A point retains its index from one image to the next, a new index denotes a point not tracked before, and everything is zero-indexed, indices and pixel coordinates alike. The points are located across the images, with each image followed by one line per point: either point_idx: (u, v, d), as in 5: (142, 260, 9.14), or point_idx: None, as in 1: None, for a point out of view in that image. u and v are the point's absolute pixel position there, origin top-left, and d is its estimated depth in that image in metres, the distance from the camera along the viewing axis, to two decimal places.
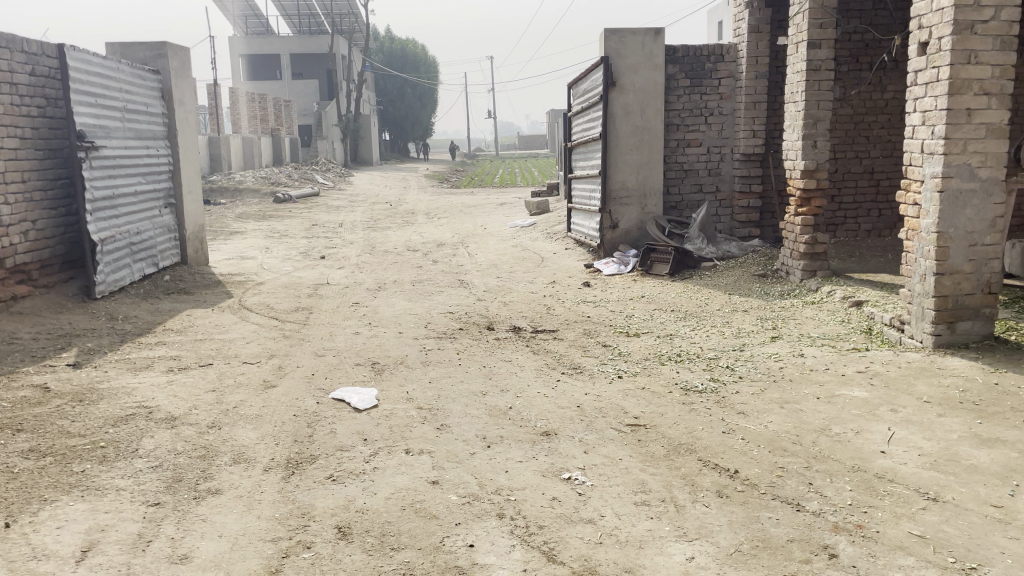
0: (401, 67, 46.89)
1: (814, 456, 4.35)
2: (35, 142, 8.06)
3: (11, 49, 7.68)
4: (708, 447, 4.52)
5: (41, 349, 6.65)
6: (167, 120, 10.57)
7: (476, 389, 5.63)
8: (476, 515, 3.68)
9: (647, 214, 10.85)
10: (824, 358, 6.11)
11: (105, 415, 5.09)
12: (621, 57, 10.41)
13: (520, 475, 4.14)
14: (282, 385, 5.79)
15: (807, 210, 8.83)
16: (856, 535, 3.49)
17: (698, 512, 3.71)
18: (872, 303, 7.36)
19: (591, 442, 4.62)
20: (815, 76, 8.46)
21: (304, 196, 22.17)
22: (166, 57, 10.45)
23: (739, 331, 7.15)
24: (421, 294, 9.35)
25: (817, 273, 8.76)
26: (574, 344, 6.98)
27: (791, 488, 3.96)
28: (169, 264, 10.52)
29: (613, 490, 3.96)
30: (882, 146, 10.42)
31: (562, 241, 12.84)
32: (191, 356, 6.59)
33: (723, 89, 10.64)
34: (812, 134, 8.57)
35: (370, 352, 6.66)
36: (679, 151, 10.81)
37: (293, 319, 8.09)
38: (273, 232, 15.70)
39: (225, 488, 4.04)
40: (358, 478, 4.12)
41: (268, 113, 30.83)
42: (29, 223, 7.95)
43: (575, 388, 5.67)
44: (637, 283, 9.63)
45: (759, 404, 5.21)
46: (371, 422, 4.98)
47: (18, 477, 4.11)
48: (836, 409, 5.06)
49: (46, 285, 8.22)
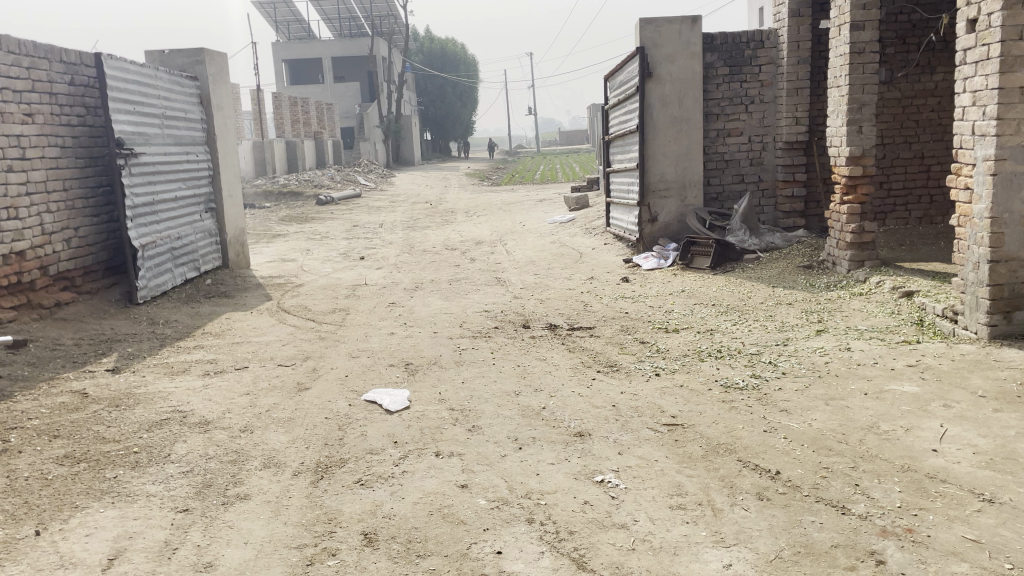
0: (441, 66, 46.97)
1: (861, 455, 4.14)
2: (75, 150, 8.19)
3: (50, 60, 7.82)
4: (748, 446, 4.35)
5: (83, 355, 6.74)
6: (206, 125, 10.69)
7: (510, 389, 5.53)
8: (505, 520, 3.58)
9: (687, 206, 10.62)
10: (872, 352, 5.86)
11: (140, 419, 5.11)
12: (657, 47, 10.21)
13: (552, 477, 4.02)
14: (316, 387, 5.76)
15: (854, 197, 8.51)
16: (905, 540, 3.29)
17: (736, 516, 3.55)
18: (924, 293, 7.05)
19: (626, 443, 4.48)
20: (859, 58, 8.16)
21: (345, 197, 22.35)
22: (204, 63, 10.58)
23: (783, 325, 6.92)
24: (458, 293, 9.27)
25: (865, 263, 8.45)
26: (611, 341, 6.83)
27: (836, 490, 3.77)
28: (210, 268, 10.64)
29: (647, 493, 3.81)
30: (932, 130, 10.05)
31: (602, 236, 12.66)
32: (228, 359, 6.61)
33: (764, 76, 10.35)
34: (857, 119, 8.26)
35: (404, 353, 6.60)
36: (719, 141, 10.56)
37: (330, 320, 8.08)
38: (315, 234, 15.82)
39: (254, 493, 4.01)
40: (387, 482, 4.04)
41: (309, 116, 31.11)
42: (72, 231, 8.09)
43: (611, 387, 5.53)
44: (677, 277, 9.42)
45: (803, 401, 5.01)
46: (402, 424, 4.90)
47: (52, 484, 4.13)
48: (885, 404, 4.83)
49: (89, 291, 8.36)
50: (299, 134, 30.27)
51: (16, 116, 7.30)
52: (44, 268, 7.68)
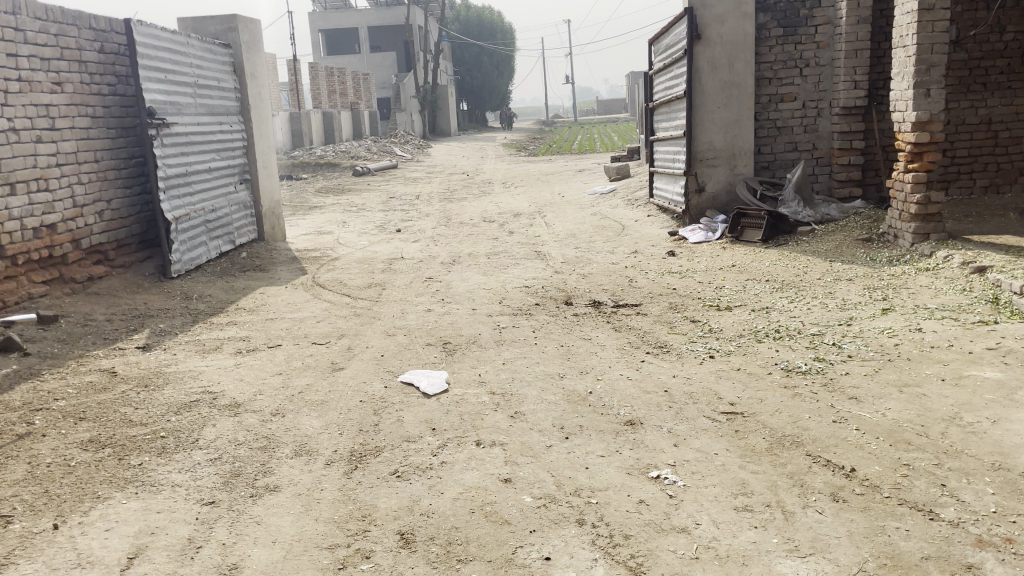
0: (478, 35, 46.20)
1: (944, 451, 3.75)
2: (107, 120, 7.98)
3: (77, 26, 7.59)
4: (818, 439, 3.98)
5: (114, 331, 6.57)
6: (240, 94, 10.46)
7: (554, 371, 5.22)
8: (554, 521, 3.28)
9: (737, 175, 10.15)
10: (946, 334, 5.40)
11: (169, 401, 4.90)
12: (707, 7, 9.69)
13: (603, 472, 3.70)
14: (351, 367, 5.51)
15: (920, 165, 7.94)
16: (1006, 552, 2.92)
17: (810, 520, 3.20)
18: (998, 269, 6.54)
19: (682, 433, 4.14)
20: (929, 15, 7.59)
21: (382, 168, 22.09)
22: (237, 30, 10.32)
23: (845, 302, 6.49)
24: (497, 268, 8.95)
25: (931, 236, 7.90)
26: (659, 320, 6.46)
27: (920, 491, 3.40)
28: (246, 240, 10.45)
29: (709, 492, 3.47)
30: (1000, 93, 9.42)
31: (645, 207, 12.21)
32: (262, 337, 6.39)
33: (821, 37, 9.75)
34: (925, 82, 7.70)
35: (442, 331, 6.31)
36: (771, 107, 10.01)
37: (366, 295, 7.82)
38: (351, 205, 15.59)
39: (283, 485, 3.75)
40: (424, 474, 3.76)
41: (346, 86, 30.80)
42: (104, 203, 7.91)
43: (661, 369, 5.19)
44: (727, 251, 8.99)
45: (874, 387, 4.61)
46: (441, 409, 4.62)
47: (74, 471, 3.93)
48: (966, 393, 4.42)
49: (123, 265, 8.20)
50: (336, 105, 30.02)
51: (44, 85, 7.09)
52: (76, 241, 7.53)
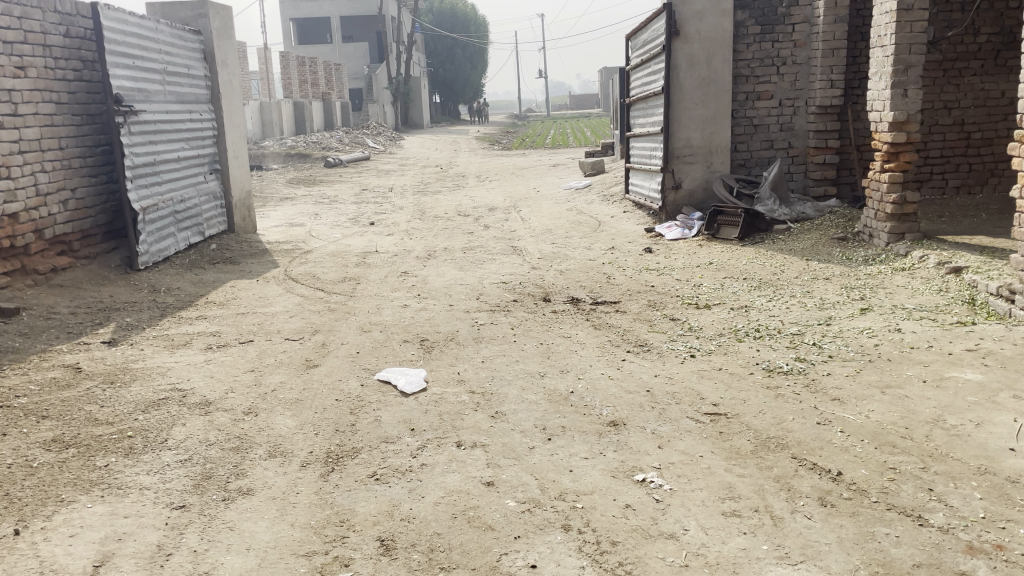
0: (452, 27, 45.86)
1: (930, 454, 3.73)
2: (72, 107, 7.72)
3: (42, 9, 7.32)
4: (803, 442, 3.93)
5: (78, 325, 6.35)
6: (210, 82, 10.21)
7: (533, 369, 5.13)
8: (539, 527, 3.19)
9: (713, 172, 10.13)
10: (926, 334, 5.40)
11: (137, 398, 4.73)
12: (685, 3, 9.64)
13: (587, 476, 3.62)
14: (326, 364, 5.37)
15: (896, 164, 7.96)
16: (997, 559, 2.89)
17: (799, 526, 3.15)
18: (974, 270, 6.57)
19: (666, 435, 4.07)
20: (907, 16, 7.61)
21: (354, 159, 21.81)
22: (207, 17, 10.07)
23: (824, 302, 6.48)
24: (473, 263, 8.83)
25: (906, 236, 7.94)
26: (639, 318, 6.40)
27: (907, 495, 3.37)
28: (215, 232, 10.22)
29: (696, 496, 3.41)
30: (974, 95, 9.50)
31: (620, 203, 12.16)
32: (233, 332, 6.22)
33: (798, 36, 9.75)
34: (903, 82, 7.72)
35: (419, 328, 6.18)
36: (748, 104, 10.00)
37: (340, 290, 7.67)
38: (323, 197, 15.35)
39: (257, 488, 3.62)
40: (404, 477, 3.65)
41: (318, 76, 30.36)
42: (68, 191, 7.66)
43: (642, 369, 5.12)
44: (704, 248, 8.97)
45: (857, 389, 4.58)
46: (419, 409, 4.51)
47: (37, 473, 3.76)
48: (948, 395, 4.41)
49: (88, 256, 7.96)
50: (308, 95, 29.60)
51: (6, 69, 6.83)
52: (39, 232, 7.28)
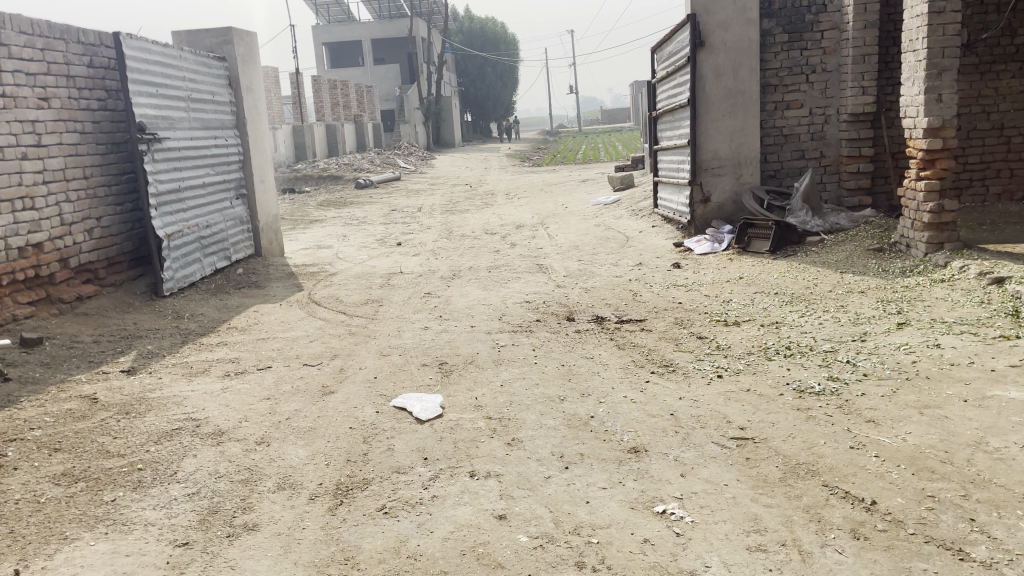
0: (481, 46, 46.09)
1: (972, 480, 3.49)
2: (96, 136, 7.79)
3: (66, 40, 7.41)
4: (835, 468, 3.71)
5: (100, 354, 6.35)
6: (235, 107, 10.28)
7: (553, 393, 4.97)
8: (551, 564, 3.03)
9: (742, 184, 9.90)
10: (966, 350, 5.13)
11: (150, 430, 4.67)
12: (710, 14, 9.48)
13: (604, 508, 3.45)
14: (342, 390, 5.27)
15: (932, 172, 7.67)
16: None
17: (829, 562, 2.95)
18: (1017, 280, 6.28)
19: (689, 462, 3.88)
20: (939, 19, 7.36)
21: (385, 180, 21.91)
22: (232, 43, 10.14)
23: (859, 316, 6.22)
24: (497, 282, 8.71)
25: (945, 245, 7.62)
26: (665, 336, 6.21)
27: (947, 526, 3.14)
28: (242, 257, 10.25)
29: (719, 529, 3.22)
30: (1013, 98, 9.16)
31: (649, 217, 11.96)
32: (252, 358, 6.16)
33: (827, 43, 9.51)
34: (937, 87, 7.45)
35: (438, 350, 6.07)
36: (777, 114, 9.77)
37: (362, 313, 7.59)
38: (352, 219, 15.38)
39: (263, 523, 3.51)
40: (413, 511, 3.51)
41: (349, 99, 30.68)
42: (94, 220, 7.72)
43: (667, 391, 4.93)
44: (734, 262, 8.74)
45: (893, 410, 4.34)
46: (434, 437, 4.37)
47: (43, 509, 3.70)
48: (990, 415, 4.15)
49: (114, 284, 8.01)
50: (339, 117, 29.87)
51: (30, 100, 6.91)
52: (64, 260, 7.33)
